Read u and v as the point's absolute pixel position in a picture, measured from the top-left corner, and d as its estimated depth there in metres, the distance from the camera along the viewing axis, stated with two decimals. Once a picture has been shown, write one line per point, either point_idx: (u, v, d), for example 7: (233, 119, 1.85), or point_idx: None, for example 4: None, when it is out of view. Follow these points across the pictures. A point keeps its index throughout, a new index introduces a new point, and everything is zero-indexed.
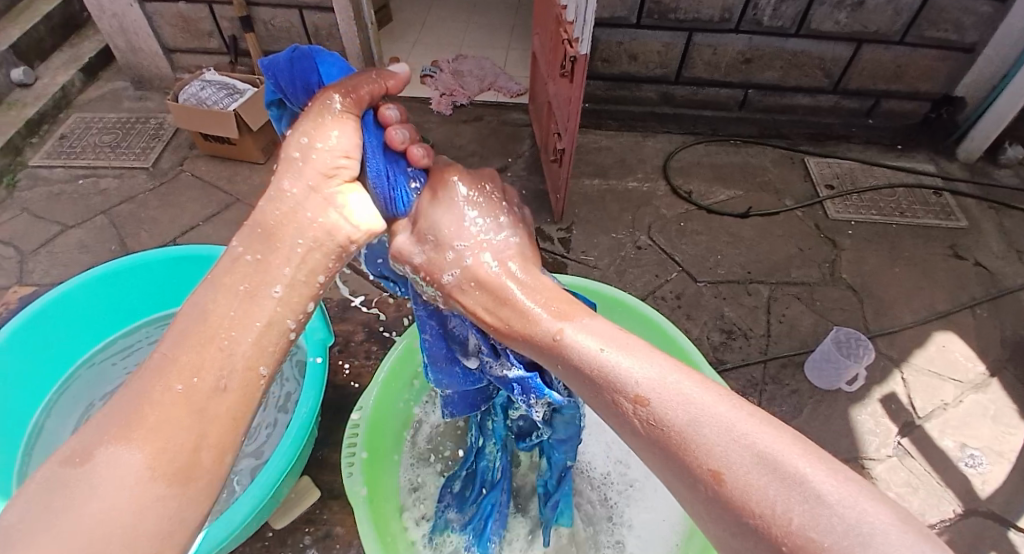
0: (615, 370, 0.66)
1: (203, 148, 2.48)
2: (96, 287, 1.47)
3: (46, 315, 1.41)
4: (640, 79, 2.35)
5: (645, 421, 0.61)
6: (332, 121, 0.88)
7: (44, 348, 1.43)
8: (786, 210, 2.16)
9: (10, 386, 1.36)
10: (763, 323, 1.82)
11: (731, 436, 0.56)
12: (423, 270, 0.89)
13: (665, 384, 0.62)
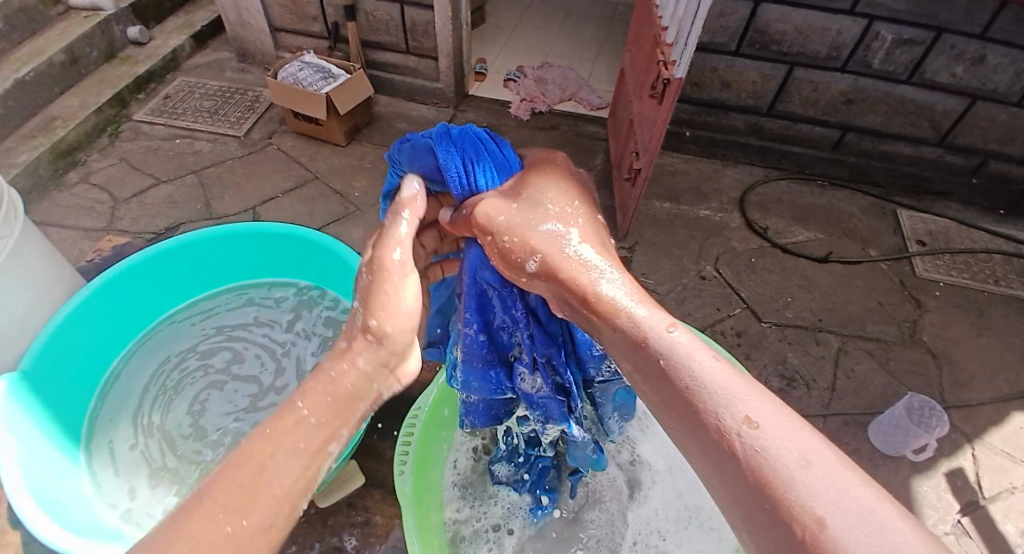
0: (718, 390, 0.65)
1: (291, 125, 2.59)
2: (195, 246, 1.42)
3: (144, 265, 1.37)
4: (730, 106, 2.27)
5: (747, 448, 0.61)
6: (387, 280, 0.79)
7: (136, 295, 1.39)
8: (869, 261, 2.04)
9: (100, 329, 1.34)
10: (828, 376, 1.72)
11: (837, 483, 0.57)
12: (506, 251, 0.79)
13: (775, 415, 0.63)
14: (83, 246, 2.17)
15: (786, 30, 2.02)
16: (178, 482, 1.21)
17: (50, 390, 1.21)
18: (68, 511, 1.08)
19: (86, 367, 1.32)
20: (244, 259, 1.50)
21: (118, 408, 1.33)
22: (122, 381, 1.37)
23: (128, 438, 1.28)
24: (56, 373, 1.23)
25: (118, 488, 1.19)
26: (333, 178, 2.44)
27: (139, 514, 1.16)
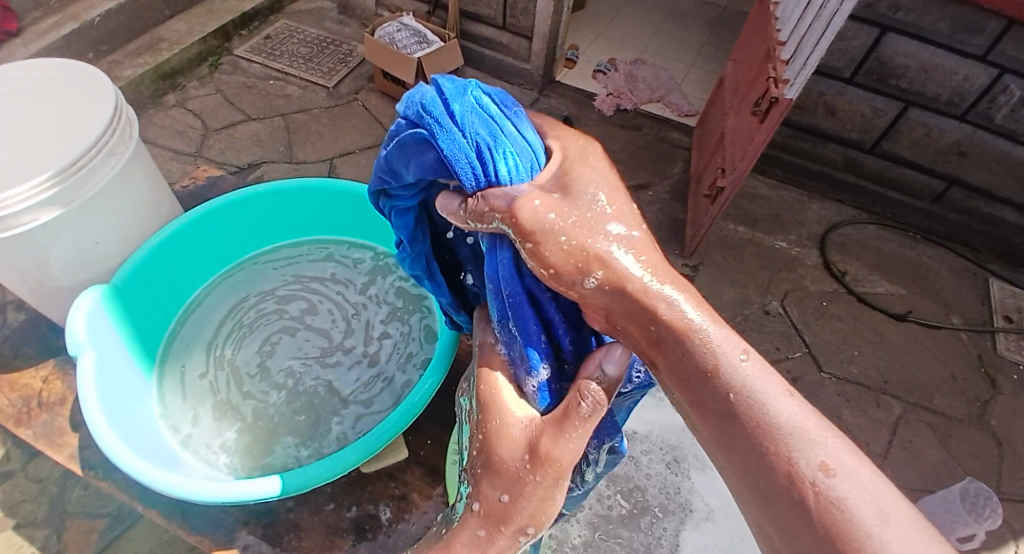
0: (785, 431, 0.59)
1: (379, 83, 2.61)
2: (284, 196, 1.42)
3: (237, 206, 1.38)
4: (830, 136, 2.15)
5: (820, 501, 0.56)
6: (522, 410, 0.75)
7: (227, 233, 1.41)
8: (950, 327, 1.91)
9: (191, 261, 1.37)
10: (882, 442, 1.63)
11: (918, 549, 0.54)
12: (559, 260, 0.67)
13: (853, 463, 0.58)
14: (172, 169, 2.27)
15: (909, 66, 1.87)
16: (237, 418, 1.24)
17: (137, 309, 1.25)
18: (139, 428, 1.12)
19: (171, 292, 1.36)
20: (333, 216, 1.49)
21: (194, 336, 1.37)
22: (201, 311, 1.41)
23: (199, 367, 1.32)
24: (145, 294, 1.27)
25: (183, 412, 1.24)
26: None
27: (198, 442, 1.20)
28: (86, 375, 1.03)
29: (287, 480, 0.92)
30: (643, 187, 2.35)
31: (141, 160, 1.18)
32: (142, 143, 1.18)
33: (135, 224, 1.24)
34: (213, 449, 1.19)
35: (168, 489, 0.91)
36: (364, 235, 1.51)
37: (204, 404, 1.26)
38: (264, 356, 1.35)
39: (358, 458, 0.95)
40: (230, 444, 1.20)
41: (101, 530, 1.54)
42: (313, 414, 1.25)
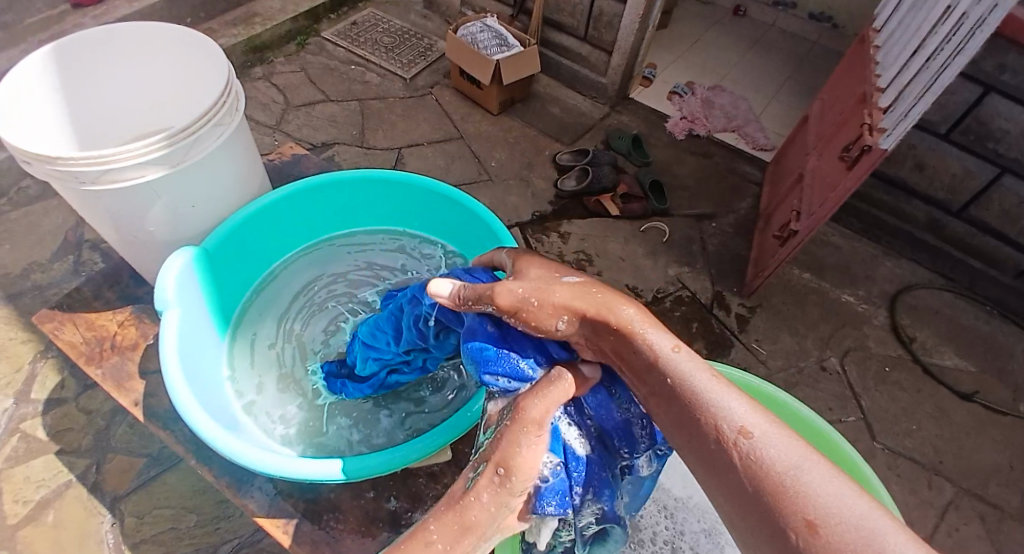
0: (710, 402, 0.65)
1: (454, 80, 2.64)
2: (371, 184, 1.42)
3: (326, 189, 1.39)
4: (914, 192, 2.04)
5: (744, 455, 0.61)
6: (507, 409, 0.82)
7: (312, 214, 1.43)
8: (1018, 415, 1.78)
9: (275, 235, 1.39)
10: (928, 525, 1.55)
11: (837, 498, 0.57)
12: (538, 317, 0.76)
13: (773, 427, 0.63)
14: None
15: (1009, 130, 1.76)
16: (300, 394, 1.27)
17: (222, 274, 1.28)
18: (211, 390, 1.16)
19: (253, 262, 1.39)
20: (414, 211, 1.48)
21: (269, 308, 1.41)
22: (277, 285, 1.45)
23: (269, 338, 1.36)
24: (230, 262, 1.30)
25: (251, 380, 1.28)
26: (478, 143, 2.47)
27: (260, 410, 1.23)
28: (168, 334, 1.05)
29: (349, 466, 0.90)
30: (707, 218, 2.29)
31: (242, 135, 1.20)
32: (246, 119, 1.19)
33: (227, 197, 1.25)
34: (273, 419, 1.22)
35: (230, 455, 0.91)
36: (442, 233, 1.50)
37: (270, 375, 1.30)
38: (331, 337, 1.38)
39: (425, 450, 0.92)
40: (291, 416, 1.23)
41: (139, 469, 1.60)
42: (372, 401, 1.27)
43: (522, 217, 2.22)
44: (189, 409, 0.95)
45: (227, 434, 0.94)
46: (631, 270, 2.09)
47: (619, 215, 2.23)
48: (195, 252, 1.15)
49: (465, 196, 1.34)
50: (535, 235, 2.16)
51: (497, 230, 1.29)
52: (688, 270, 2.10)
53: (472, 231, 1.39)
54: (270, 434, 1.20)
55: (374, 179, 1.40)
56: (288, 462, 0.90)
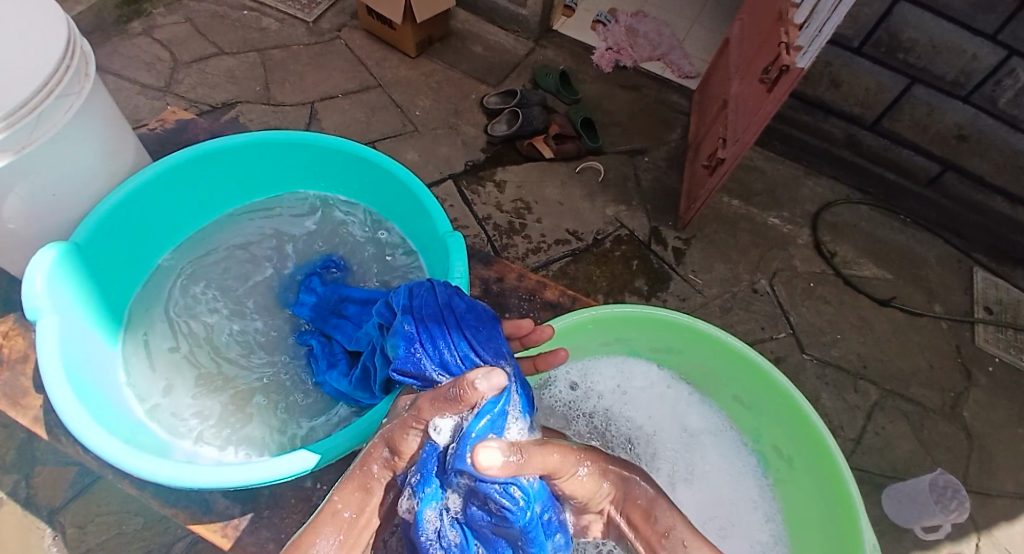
0: None
1: (364, 21, 2.44)
2: (263, 147, 1.30)
3: (210, 159, 1.26)
4: (833, 110, 2.08)
5: None
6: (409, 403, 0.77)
7: (197, 189, 1.31)
8: (931, 316, 1.92)
9: (159, 217, 1.27)
10: (856, 427, 1.68)
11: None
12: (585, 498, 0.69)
13: None
14: (138, 105, 2.13)
15: (918, 39, 1.80)
16: (212, 385, 1.19)
17: (102, 269, 1.16)
18: (107, 397, 1.06)
19: (135, 251, 1.26)
20: (314, 172, 1.38)
21: (162, 300, 1.30)
22: (170, 275, 1.33)
23: (166, 333, 1.26)
24: (109, 255, 1.17)
25: (153, 381, 1.18)
26: (397, 90, 2.32)
27: (167, 411, 1.14)
28: (46, 344, 0.94)
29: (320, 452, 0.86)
30: (639, 153, 2.27)
31: (98, 102, 1.05)
32: (101, 81, 1.05)
33: (95, 176, 1.12)
34: (184, 418, 1.14)
35: (136, 472, 0.84)
36: (349, 192, 1.41)
37: (175, 371, 1.20)
38: (238, 322, 1.30)
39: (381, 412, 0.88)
40: (204, 410, 1.15)
41: (72, 479, 1.50)
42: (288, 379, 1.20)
43: (454, 168, 2.13)
44: (80, 428, 0.87)
45: (129, 450, 0.86)
46: (570, 213, 2.06)
47: (553, 157, 2.18)
48: (65, 246, 1.02)
49: (372, 152, 1.25)
50: (470, 186, 2.09)
51: (414, 186, 1.21)
52: (625, 209, 2.09)
53: (384, 189, 1.31)
54: (183, 433, 1.11)
55: (265, 141, 1.28)
56: (227, 472, 0.84)
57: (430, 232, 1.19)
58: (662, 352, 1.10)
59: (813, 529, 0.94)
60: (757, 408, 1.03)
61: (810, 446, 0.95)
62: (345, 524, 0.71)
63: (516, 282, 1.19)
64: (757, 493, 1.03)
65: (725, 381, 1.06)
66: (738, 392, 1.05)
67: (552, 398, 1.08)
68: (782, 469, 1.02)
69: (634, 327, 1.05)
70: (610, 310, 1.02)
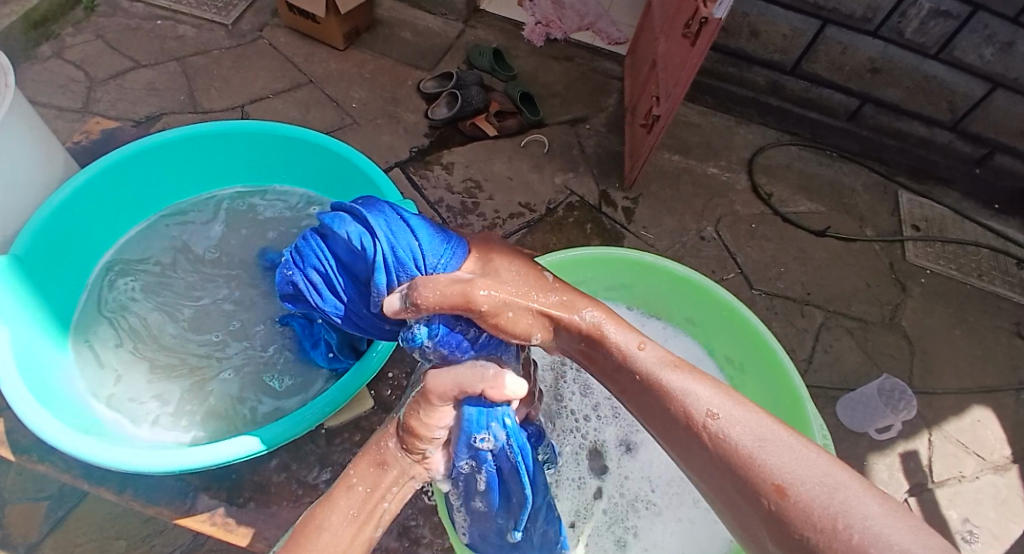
0: (678, 386, 0.71)
1: (286, 19, 2.39)
2: (194, 142, 1.30)
3: (144, 158, 1.26)
4: (754, 59, 2.18)
5: (712, 434, 0.65)
6: (529, 327, 0.82)
7: (134, 187, 1.29)
8: (864, 240, 2.05)
9: (97, 217, 1.26)
10: (807, 348, 1.80)
11: (788, 452, 0.61)
12: (529, 319, 0.81)
13: (734, 406, 0.68)
14: (58, 129, 2.04)
15: None
16: (174, 374, 1.19)
17: (46, 277, 1.14)
18: (65, 399, 1.06)
19: (80, 253, 1.25)
20: (252, 161, 1.39)
21: (106, 293, 1.28)
22: (114, 268, 1.31)
23: (111, 332, 1.23)
24: (52, 265, 1.16)
25: (105, 375, 1.17)
26: (331, 84, 2.29)
27: (124, 399, 1.14)
28: None
29: (266, 436, 0.89)
30: (579, 122, 2.32)
31: (20, 117, 1.04)
32: (21, 91, 1.03)
33: (26, 187, 1.10)
34: (143, 404, 1.14)
35: (113, 465, 0.85)
36: (291, 180, 1.42)
37: (129, 362, 1.19)
38: (192, 317, 1.28)
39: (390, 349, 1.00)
40: (165, 394, 1.15)
41: (45, 513, 1.46)
42: (260, 361, 1.22)
43: (400, 156, 2.13)
44: (49, 431, 0.88)
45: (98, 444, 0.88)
46: (520, 187, 2.09)
47: (497, 134, 2.21)
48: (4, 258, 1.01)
49: (311, 134, 1.28)
50: (418, 171, 2.09)
51: (357, 163, 1.24)
52: (572, 176, 2.14)
53: (326, 171, 1.34)
54: (142, 417, 1.12)
55: (197, 136, 1.29)
56: (197, 454, 0.86)
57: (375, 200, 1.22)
58: (616, 291, 1.20)
59: None
60: (705, 325, 1.14)
61: (756, 351, 1.04)
62: (360, 497, 0.73)
63: None
64: None
65: (676, 307, 1.16)
66: (688, 314, 1.15)
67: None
68: (734, 377, 1.12)
69: (586, 268, 1.13)
70: (561, 255, 1.10)
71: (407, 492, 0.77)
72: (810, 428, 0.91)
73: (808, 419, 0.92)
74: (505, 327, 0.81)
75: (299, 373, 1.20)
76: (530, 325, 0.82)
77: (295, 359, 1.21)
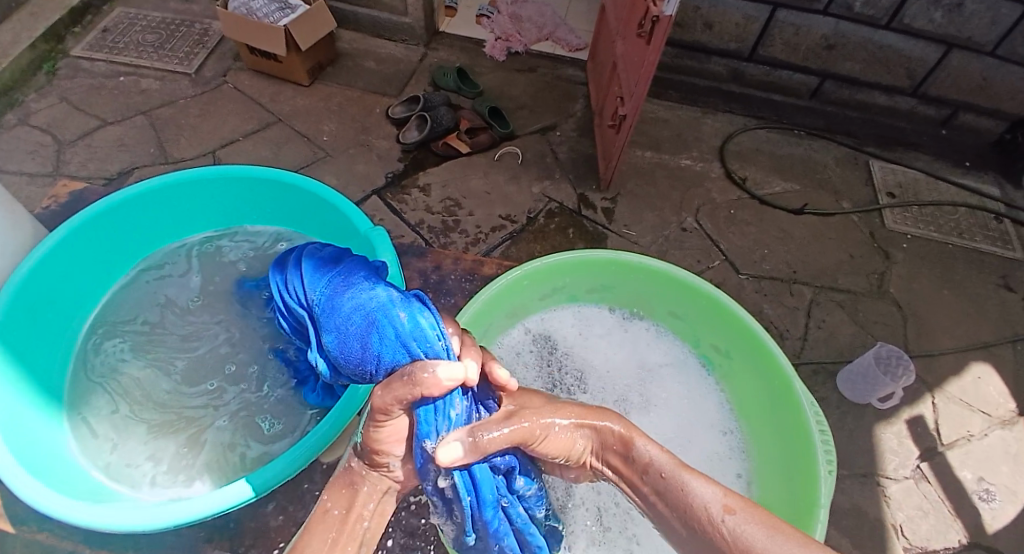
0: (687, 483, 0.69)
1: (248, 61, 2.41)
2: (161, 193, 1.30)
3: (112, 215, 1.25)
4: (711, 50, 2.23)
5: (730, 530, 0.64)
6: (566, 443, 0.79)
7: (105, 245, 1.28)
8: (842, 212, 2.08)
9: (71, 279, 1.24)
10: (800, 326, 1.80)
11: (802, 549, 0.60)
12: (564, 442, 0.79)
13: (746, 502, 0.67)
14: (28, 195, 2.02)
15: None
16: (168, 428, 1.16)
17: (24, 345, 1.13)
18: (55, 468, 1.03)
19: (56, 319, 1.23)
20: (221, 205, 1.39)
21: (89, 357, 1.25)
22: (95, 331, 1.29)
23: (98, 396, 1.20)
24: (26, 334, 1.14)
25: (97, 440, 1.14)
26: (299, 120, 2.30)
27: (119, 462, 1.11)
28: None
29: (255, 481, 0.87)
30: (550, 130, 2.34)
31: None
32: None
33: None
34: (139, 464, 1.11)
35: (114, 526, 0.84)
36: (261, 219, 1.43)
37: (119, 424, 1.16)
38: (184, 371, 1.25)
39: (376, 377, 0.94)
40: (160, 452, 1.13)
41: None
42: (252, 403, 1.20)
43: (376, 184, 2.13)
44: (44, 503, 0.86)
45: (97, 508, 0.86)
46: (499, 200, 2.10)
47: (470, 151, 2.22)
48: None
49: (275, 173, 1.30)
50: (396, 197, 2.09)
51: (324, 193, 1.26)
52: (549, 183, 2.16)
53: (294, 207, 1.35)
54: (139, 478, 1.09)
55: (156, 190, 1.30)
56: (197, 502, 0.85)
57: (346, 227, 1.23)
58: (597, 292, 1.20)
59: (763, 418, 1.04)
60: (690, 318, 1.14)
61: (747, 344, 1.05)
62: (337, 520, 0.74)
63: (452, 266, 1.22)
64: (710, 405, 1.13)
65: (659, 302, 1.16)
66: (671, 307, 1.15)
67: (506, 346, 1.15)
68: (724, 364, 1.12)
69: (563, 273, 1.14)
70: (537, 262, 1.09)
71: (385, 507, 0.79)
72: (805, 411, 0.93)
73: (800, 399, 0.94)
74: (546, 446, 0.79)
75: (289, 415, 1.17)
76: (576, 441, 0.79)
77: (285, 400, 1.19)
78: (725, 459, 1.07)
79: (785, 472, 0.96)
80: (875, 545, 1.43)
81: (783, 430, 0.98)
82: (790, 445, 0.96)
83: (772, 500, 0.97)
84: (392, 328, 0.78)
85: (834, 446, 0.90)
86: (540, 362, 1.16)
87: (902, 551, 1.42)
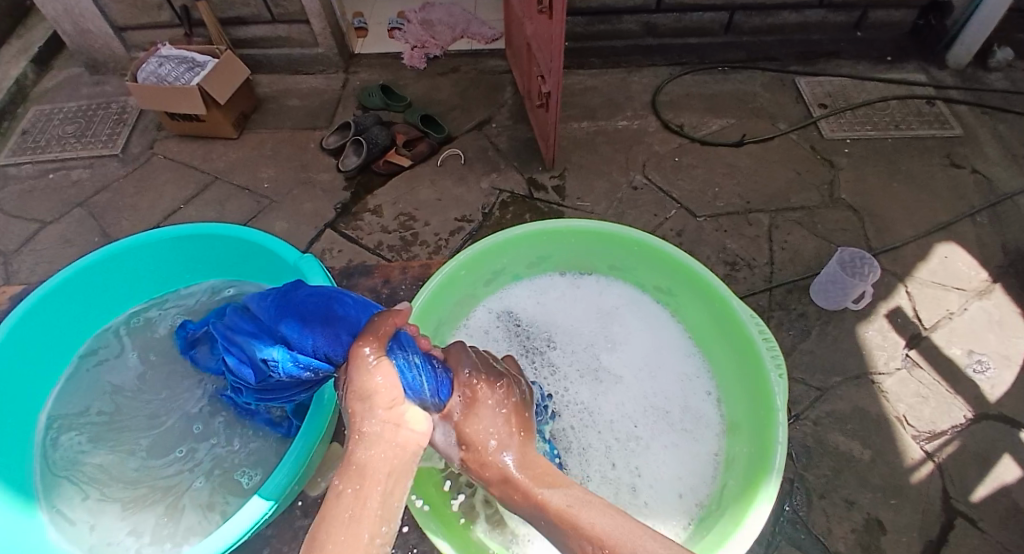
0: (578, 521, 0.70)
1: (173, 129, 2.38)
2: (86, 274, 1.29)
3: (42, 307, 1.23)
4: (620, 9, 2.28)
5: None
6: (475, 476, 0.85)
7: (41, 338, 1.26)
8: (780, 134, 2.12)
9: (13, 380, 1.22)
10: (766, 251, 1.83)
11: None
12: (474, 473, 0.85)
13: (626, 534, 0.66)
14: None
15: None
16: (143, 501, 1.15)
17: None
18: None
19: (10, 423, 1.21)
20: (151, 272, 1.40)
21: (52, 452, 1.23)
22: (53, 422, 1.27)
23: (69, 485, 1.19)
24: None
25: (77, 530, 1.13)
26: (236, 173, 2.28)
27: (103, 544, 1.11)
28: None
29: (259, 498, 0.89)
30: (485, 123, 2.35)
31: None
32: None
33: None
34: (123, 543, 1.11)
35: None
36: (195, 277, 1.44)
37: (96, 508, 1.16)
38: (149, 445, 1.24)
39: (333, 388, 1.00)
40: (139, 526, 1.12)
41: None
42: (223, 458, 1.19)
43: (327, 217, 2.11)
44: None
45: None
46: (451, 203, 2.11)
47: (411, 163, 2.22)
48: None
49: (195, 228, 1.32)
50: (348, 225, 2.08)
51: (244, 235, 1.27)
52: (496, 175, 2.17)
53: (222, 256, 1.37)
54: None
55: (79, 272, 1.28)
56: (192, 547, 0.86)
57: (278, 263, 1.24)
58: (538, 264, 1.25)
59: (716, 338, 1.08)
60: (628, 266, 1.20)
61: (682, 277, 1.09)
62: (352, 497, 0.72)
63: (404, 277, 1.23)
64: (668, 336, 1.19)
65: (600, 257, 1.22)
66: (611, 261, 1.22)
67: (471, 333, 1.21)
68: (670, 300, 1.18)
69: (501, 256, 1.17)
70: (469, 250, 1.11)
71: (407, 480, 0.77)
72: (744, 324, 0.98)
73: (740, 316, 0.98)
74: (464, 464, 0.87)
75: (268, 462, 1.17)
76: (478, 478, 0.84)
77: (261, 449, 1.19)
78: (692, 381, 1.14)
79: (742, 381, 1.02)
80: (885, 439, 1.47)
81: (730, 345, 1.03)
82: (741, 359, 1.01)
83: (737, 404, 1.04)
84: (353, 299, 0.93)
85: (779, 350, 0.95)
86: (506, 333, 1.21)
87: (912, 440, 1.46)
